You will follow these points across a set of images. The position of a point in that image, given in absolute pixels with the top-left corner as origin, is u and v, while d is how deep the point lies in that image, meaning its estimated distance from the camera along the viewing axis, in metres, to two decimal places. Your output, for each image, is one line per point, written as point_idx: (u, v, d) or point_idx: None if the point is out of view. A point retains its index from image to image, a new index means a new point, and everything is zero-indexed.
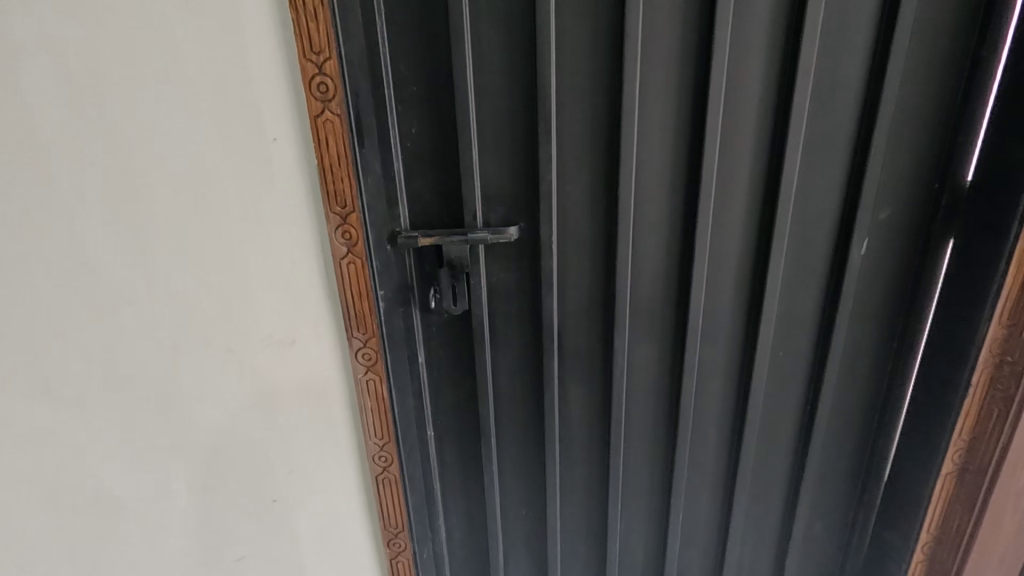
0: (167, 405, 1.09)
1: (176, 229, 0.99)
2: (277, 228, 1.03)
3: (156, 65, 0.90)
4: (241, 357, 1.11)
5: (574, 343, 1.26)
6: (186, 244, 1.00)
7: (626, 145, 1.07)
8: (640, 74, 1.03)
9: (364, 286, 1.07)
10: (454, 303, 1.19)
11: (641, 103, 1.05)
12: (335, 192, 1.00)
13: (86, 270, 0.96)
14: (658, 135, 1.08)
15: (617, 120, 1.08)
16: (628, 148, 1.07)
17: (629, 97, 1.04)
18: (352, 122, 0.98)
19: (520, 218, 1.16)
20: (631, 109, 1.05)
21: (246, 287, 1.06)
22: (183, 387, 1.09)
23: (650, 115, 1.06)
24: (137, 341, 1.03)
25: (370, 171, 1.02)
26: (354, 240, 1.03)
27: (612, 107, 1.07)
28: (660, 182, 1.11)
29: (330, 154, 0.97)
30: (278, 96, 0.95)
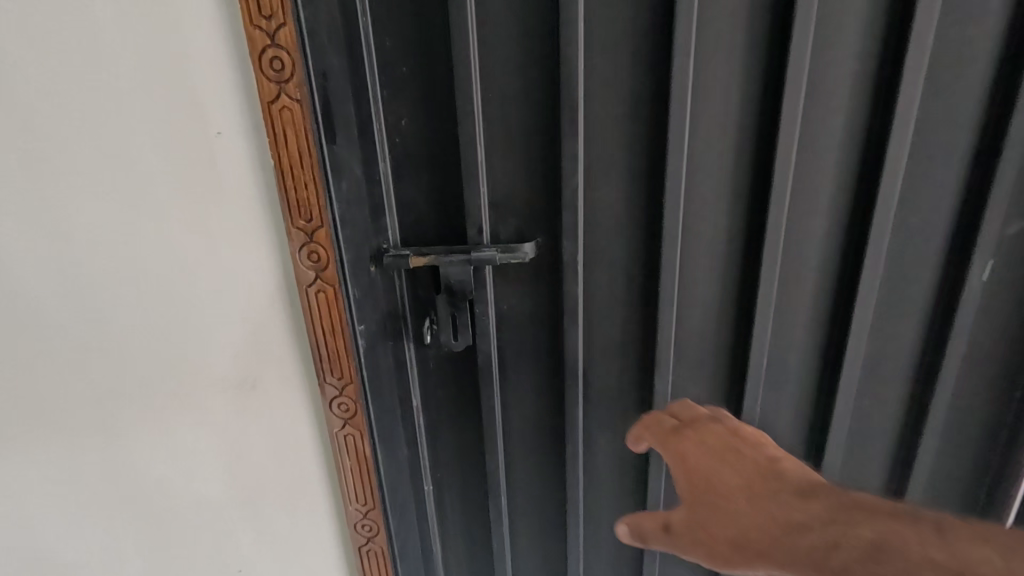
0: (123, 461, 0.90)
1: (113, 248, 0.77)
2: (234, 246, 0.80)
3: (75, 30, 0.67)
4: (198, 404, 0.89)
5: (602, 384, 1.02)
6: (124, 265, 0.78)
7: (675, 141, 0.82)
8: (696, 45, 0.78)
9: (338, 322, 0.82)
10: (454, 337, 0.95)
11: (696, 84, 0.80)
12: (298, 201, 0.76)
13: (30, 302, 0.78)
14: (719, 127, 0.82)
15: (662, 107, 0.83)
16: (678, 145, 0.82)
17: (678, 78, 0.79)
18: (318, 111, 0.74)
19: (537, 232, 0.92)
20: (681, 93, 0.79)
21: (198, 319, 0.83)
22: (128, 436, 0.89)
23: (709, 101, 0.81)
24: (86, 385, 0.84)
25: (343, 174, 0.78)
26: (324, 263, 0.79)
27: (656, 91, 0.82)
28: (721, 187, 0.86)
29: (291, 154, 0.74)
30: (219, 76, 0.72)
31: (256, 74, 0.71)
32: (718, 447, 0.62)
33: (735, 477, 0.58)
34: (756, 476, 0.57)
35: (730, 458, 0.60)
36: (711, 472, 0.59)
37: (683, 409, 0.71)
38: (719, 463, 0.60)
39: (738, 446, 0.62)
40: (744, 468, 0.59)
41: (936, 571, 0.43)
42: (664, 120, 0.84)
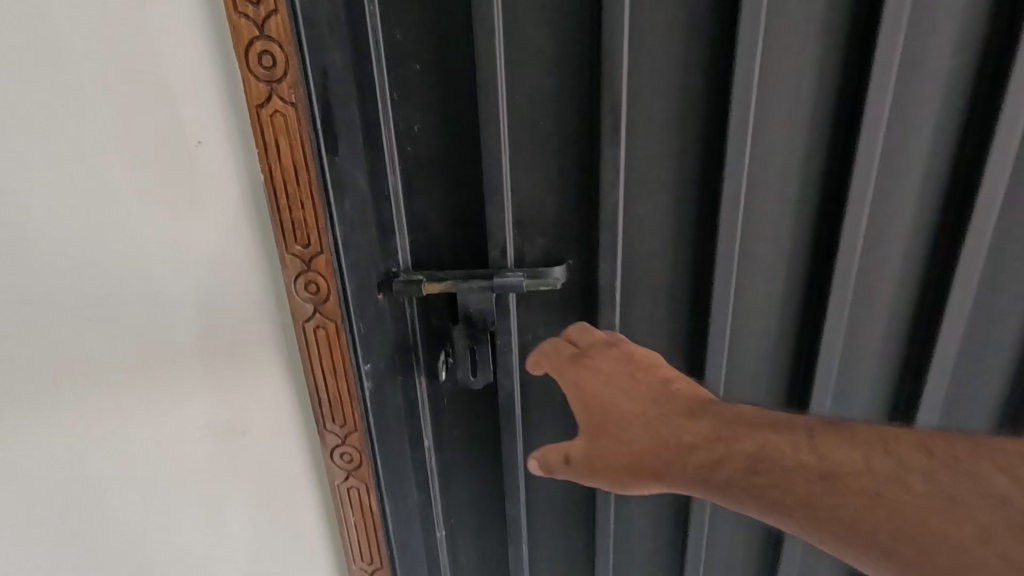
0: (90, 528, 0.75)
1: (64, 284, 0.63)
2: (217, 275, 0.68)
3: (11, 8, 0.53)
4: (178, 457, 0.76)
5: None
6: (78, 303, 0.65)
7: (733, 157, 0.70)
8: (763, 45, 0.66)
9: (340, 362, 0.70)
10: (473, 374, 0.84)
11: (761, 90, 0.69)
12: (293, 223, 0.63)
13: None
14: (783, 141, 0.72)
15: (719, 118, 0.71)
16: (738, 159, 0.71)
17: (740, 84, 0.67)
18: (319, 119, 0.62)
19: (569, 255, 0.80)
20: (744, 101, 0.68)
21: (173, 360, 0.71)
22: (92, 499, 0.74)
23: (773, 111, 0.70)
24: (42, 442, 0.69)
25: (348, 192, 0.67)
26: (323, 294, 0.67)
27: (712, 98, 0.71)
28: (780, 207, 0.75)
29: (285, 168, 0.61)
30: (197, 74, 0.59)
31: (241, 73, 0.58)
32: (617, 378, 0.65)
33: (638, 411, 0.62)
34: (654, 402, 0.62)
35: (628, 386, 0.64)
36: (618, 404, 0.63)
37: (584, 332, 0.71)
38: (618, 395, 0.64)
39: (637, 367, 0.65)
40: (642, 394, 0.63)
41: (811, 472, 0.49)
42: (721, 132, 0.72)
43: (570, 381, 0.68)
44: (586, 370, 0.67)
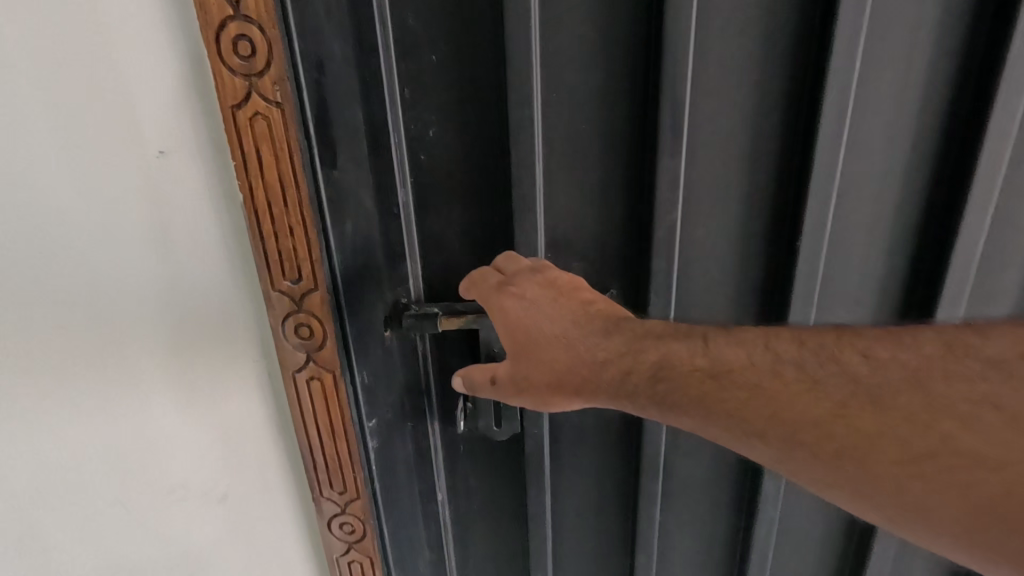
0: None
1: (4, 336, 0.52)
2: (190, 319, 0.56)
3: None
4: (154, 529, 0.65)
5: (684, 470, 0.78)
6: (26, 357, 0.53)
7: (818, 168, 0.58)
8: (868, 31, 0.53)
9: (338, 420, 0.58)
10: (497, 425, 0.71)
11: (861, 88, 0.56)
12: (281, 253, 0.50)
13: None
14: (883, 150, 0.59)
15: (811, 121, 0.58)
16: (825, 171, 0.58)
17: (837, 80, 0.55)
18: (311, 123, 0.48)
19: (611, 284, 0.67)
20: (841, 101, 0.56)
21: (140, 416, 0.59)
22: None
23: (874, 112, 0.57)
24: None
25: (351, 211, 0.54)
26: (319, 339, 0.54)
27: (801, 96, 0.58)
28: (870, 228, 0.63)
29: (270, 185, 0.48)
30: (153, 64, 0.46)
31: (210, 64, 0.44)
32: (549, 310, 0.57)
33: (576, 343, 0.56)
34: (588, 329, 0.56)
35: (559, 314, 0.57)
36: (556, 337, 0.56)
37: (507, 260, 0.60)
38: (551, 326, 0.57)
39: (560, 291, 0.58)
40: (581, 322, 0.57)
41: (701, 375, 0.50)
42: (810, 138, 0.58)
43: (496, 320, 0.58)
44: (520, 306, 0.57)
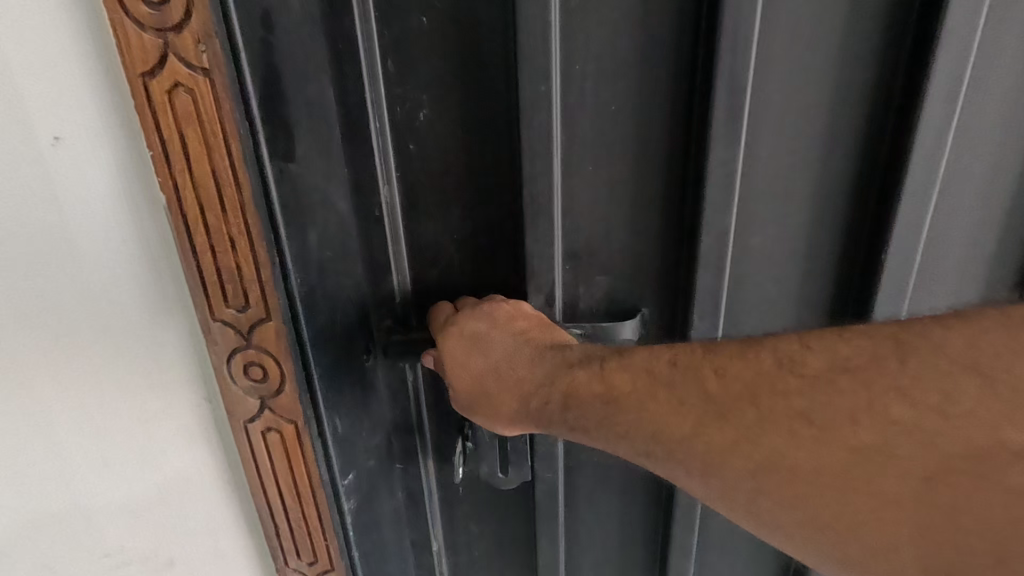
0: None
1: None
2: (116, 359, 0.43)
3: None
4: None
5: (724, 521, 0.65)
6: None
7: (917, 179, 0.46)
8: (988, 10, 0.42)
9: (303, 482, 0.46)
10: (503, 472, 0.58)
11: (974, 70, 0.44)
12: (221, 270, 0.38)
13: None
14: (975, 197, 0.50)
15: (902, 125, 0.46)
16: (910, 226, 0.48)
17: (945, 71, 0.43)
18: (255, 100, 0.35)
19: (645, 302, 0.54)
20: (945, 109, 0.44)
21: (55, 474, 0.47)
22: None
23: (978, 121, 0.46)
24: None
25: (299, 227, 0.40)
26: (274, 381, 0.42)
27: (893, 82, 0.45)
28: (949, 300, 0.54)
29: (201, 182, 0.36)
30: (29, 16, 0.33)
31: (109, 12, 0.32)
32: (486, 342, 0.47)
33: (509, 379, 0.46)
34: (536, 360, 0.46)
35: (502, 350, 0.46)
36: (489, 374, 0.47)
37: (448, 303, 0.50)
38: (484, 361, 0.47)
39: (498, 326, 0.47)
40: (518, 353, 0.46)
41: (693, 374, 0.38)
42: (900, 134, 0.46)
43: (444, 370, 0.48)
44: (451, 343, 0.47)
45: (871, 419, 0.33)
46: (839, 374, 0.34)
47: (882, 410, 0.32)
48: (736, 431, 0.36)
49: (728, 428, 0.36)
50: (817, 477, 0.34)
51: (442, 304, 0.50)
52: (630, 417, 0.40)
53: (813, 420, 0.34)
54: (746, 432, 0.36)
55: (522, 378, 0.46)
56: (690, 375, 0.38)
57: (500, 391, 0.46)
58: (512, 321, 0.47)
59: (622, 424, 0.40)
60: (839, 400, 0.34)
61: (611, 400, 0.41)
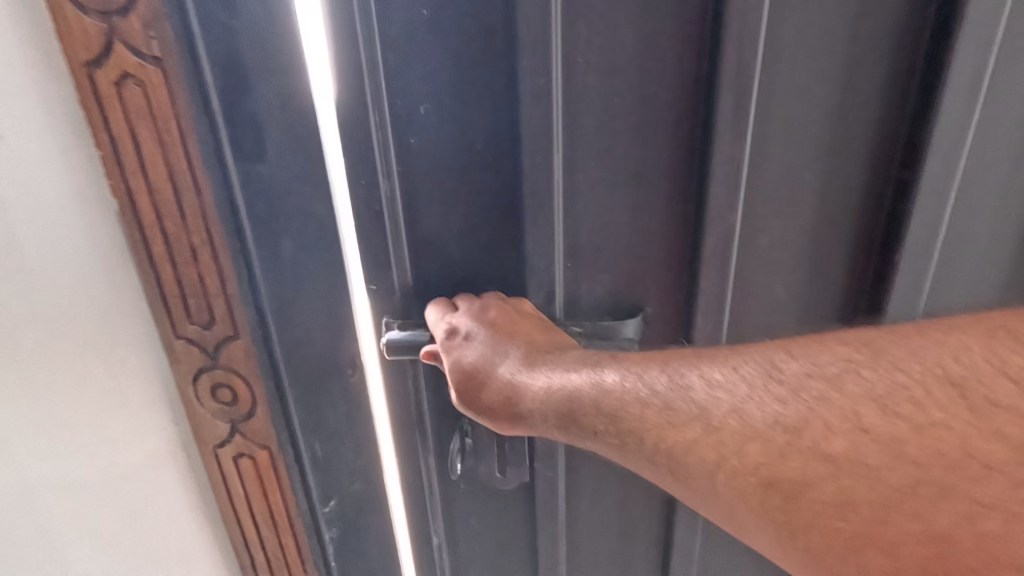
0: None
1: None
2: (64, 381, 0.39)
3: None
4: None
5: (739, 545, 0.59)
6: None
7: (935, 186, 0.42)
8: None
9: (278, 509, 0.44)
10: (500, 473, 0.50)
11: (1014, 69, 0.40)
12: (186, 284, 0.36)
13: None
14: (998, 206, 0.45)
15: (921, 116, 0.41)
16: (924, 240, 0.44)
17: (970, 56, 0.38)
18: (215, 93, 0.32)
19: (655, 297, 0.49)
20: (965, 107, 0.40)
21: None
22: None
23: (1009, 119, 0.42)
24: None
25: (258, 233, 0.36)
26: (243, 401, 0.41)
27: (912, 71, 0.41)
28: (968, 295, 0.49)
29: (157, 186, 0.33)
30: None
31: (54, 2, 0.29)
32: (489, 343, 0.40)
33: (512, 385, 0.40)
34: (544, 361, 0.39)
35: (505, 352, 0.40)
36: (490, 380, 0.41)
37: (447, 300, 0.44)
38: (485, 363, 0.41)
39: (499, 325, 0.41)
40: (521, 359, 0.39)
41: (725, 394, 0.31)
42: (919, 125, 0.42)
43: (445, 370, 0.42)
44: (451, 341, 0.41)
45: (978, 478, 0.24)
46: (901, 405, 0.26)
47: (969, 462, 0.25)
48: (782, 473, 0.28)
49: (776, 464, 0.28)
50: (883, 540, 0.26)
51: (440, 301, 0.44)
52: (650, 444, 0.32)
53: (884, 474, 0.26)
54: (798, 473, 0.27)
55: (511, 401, 0.39)
56: (723, 395, 0.30)
57: (487, 413, 0.41)
58: (507, 333, 0.41)
59: (623, 456, 0.34)
60: (921, 441, 0.25)
61: (628, 421, 0.33)
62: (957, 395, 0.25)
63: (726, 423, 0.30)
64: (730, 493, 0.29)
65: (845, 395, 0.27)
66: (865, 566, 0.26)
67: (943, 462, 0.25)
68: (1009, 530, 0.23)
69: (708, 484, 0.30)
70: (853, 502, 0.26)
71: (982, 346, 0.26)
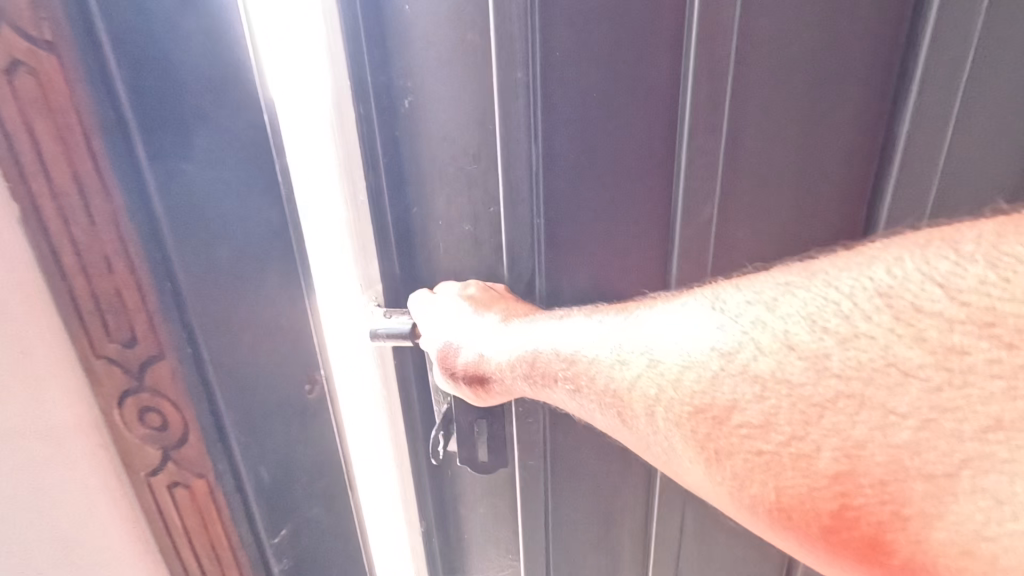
0: None
1: None
2: None
3: None
4: None
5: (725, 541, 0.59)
6: None
7: (920, 195, 0.42)
8: None
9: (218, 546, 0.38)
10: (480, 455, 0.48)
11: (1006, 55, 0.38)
12: (101, 302, 0.31)
13: None
14: (1005, 170, 0.43)
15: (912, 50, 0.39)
16: (915, 178, 0.41)
17: None
18: (126, 90, 0.28)
19: (627, 267, 0.45)
20: (959, 34, 0.37)
21: None
22: None
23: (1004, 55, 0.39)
24: None
25: (182, 240, 0.32)
26: (173, 431, 0.34)
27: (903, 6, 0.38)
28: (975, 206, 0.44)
29: (61, 191, 0.28)
30: None
31: None
32: (469, 317, 0.41)
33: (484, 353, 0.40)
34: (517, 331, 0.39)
35: (480, 324, 0.40)
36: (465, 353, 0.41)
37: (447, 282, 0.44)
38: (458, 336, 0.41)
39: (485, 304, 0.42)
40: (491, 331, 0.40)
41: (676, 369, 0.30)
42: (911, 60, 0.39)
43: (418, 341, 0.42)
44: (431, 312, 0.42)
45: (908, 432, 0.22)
46: (831, 319, 0.24)
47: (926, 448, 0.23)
48: (709, 399, 0.27)
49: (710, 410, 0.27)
50: (802, 458, 0.23)
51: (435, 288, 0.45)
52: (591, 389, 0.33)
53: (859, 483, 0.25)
54: (728, 399, 0.26)
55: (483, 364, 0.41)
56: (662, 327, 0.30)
57: (465, 379, 0.41)
58: (485, 305, 0.41)
59: (578, 406, 0.35)
60: (843, 352, 0.23)
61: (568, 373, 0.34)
62: (885, 305, 0.23)
63: (665, 354, 0.29)
64: (668, 423, 0.28)
65: (779, 318, 0.25)
66: (778, 483, 0.24)
67: (862, 375, 0.22)
68: (921, 440, 0.21)
69: (648, 417, 0.30)
70: (777, 421, 0.24)
71: (918, 254, 0.23)
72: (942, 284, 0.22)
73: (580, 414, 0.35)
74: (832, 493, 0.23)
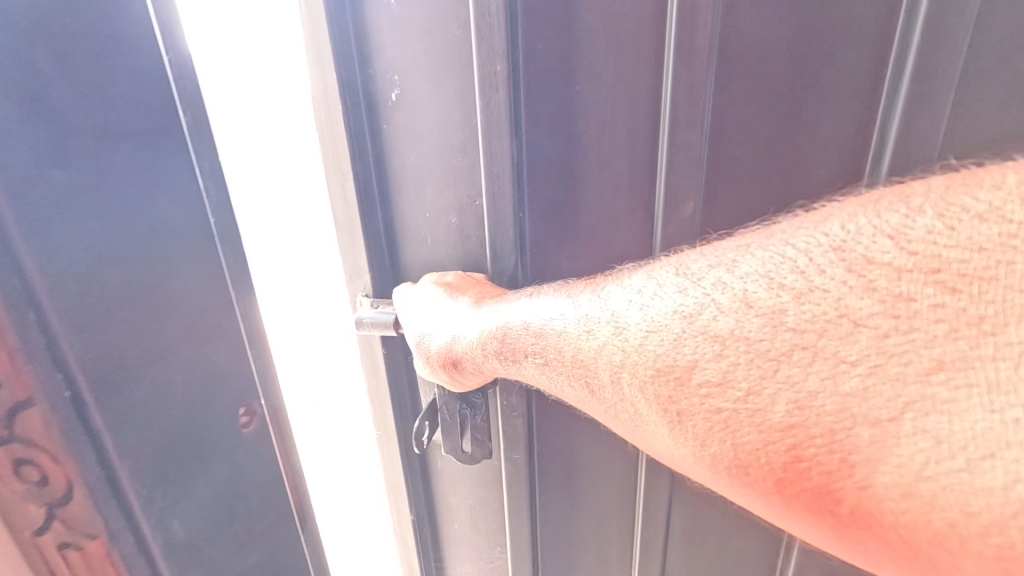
0: None
1: None
2: None
3: None
4: None
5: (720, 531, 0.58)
6: None
7: (917, 170, 0.40)
8: None
9: None
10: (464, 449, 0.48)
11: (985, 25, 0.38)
12: None
13: None
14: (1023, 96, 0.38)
15: None
16: (916, 109, 0.38)
17: None
18: None
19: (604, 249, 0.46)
20: None
21: None
22: None
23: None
24: None
25: (65, 265, 0.25)
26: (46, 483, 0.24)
27: None
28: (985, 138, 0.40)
29: None
30: None
31: None
32: (439, 301, 0.42)
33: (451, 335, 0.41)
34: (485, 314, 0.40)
35: (451, 307, 0.41)
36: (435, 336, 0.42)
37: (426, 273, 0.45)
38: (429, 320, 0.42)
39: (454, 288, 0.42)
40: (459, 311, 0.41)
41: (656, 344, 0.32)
42: None
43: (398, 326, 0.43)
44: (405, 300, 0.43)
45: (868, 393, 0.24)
46: (787, 276, 0.24)
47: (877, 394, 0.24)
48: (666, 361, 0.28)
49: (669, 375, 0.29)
50: (756, 412, 0.24)
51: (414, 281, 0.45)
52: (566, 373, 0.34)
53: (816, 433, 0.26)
54: (690, 358, 0.27)
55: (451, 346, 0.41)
56: (633, 295, 0.31)
57: (438, 362, 0.42)
58: (459, 289, 0.42)
59: (546, 378, 0.36)
60: (798, 307, 0.24)
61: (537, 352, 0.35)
62: (837, 259, 0.23)
63: (630, 320, 0.30)
64: (634, 388, 0.30)
65: (738, 278, 0.26)
66: (734, 439, 0.25)
67: (816, 327, 0.23)
68: (867, 386, 0.21)
69: (614, 385, 0.31)
70: (734, 377, 0.25)
71: (868, 211, 0.23)
72: (892, 235, 0.22)
73: (553, 390, 0.37)
74: (784, 445, 0.23)
